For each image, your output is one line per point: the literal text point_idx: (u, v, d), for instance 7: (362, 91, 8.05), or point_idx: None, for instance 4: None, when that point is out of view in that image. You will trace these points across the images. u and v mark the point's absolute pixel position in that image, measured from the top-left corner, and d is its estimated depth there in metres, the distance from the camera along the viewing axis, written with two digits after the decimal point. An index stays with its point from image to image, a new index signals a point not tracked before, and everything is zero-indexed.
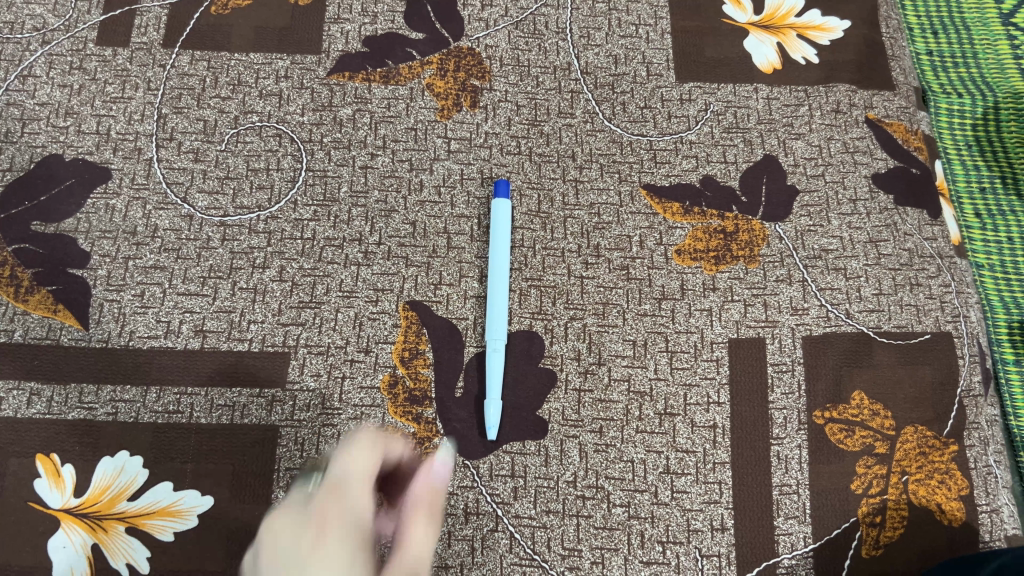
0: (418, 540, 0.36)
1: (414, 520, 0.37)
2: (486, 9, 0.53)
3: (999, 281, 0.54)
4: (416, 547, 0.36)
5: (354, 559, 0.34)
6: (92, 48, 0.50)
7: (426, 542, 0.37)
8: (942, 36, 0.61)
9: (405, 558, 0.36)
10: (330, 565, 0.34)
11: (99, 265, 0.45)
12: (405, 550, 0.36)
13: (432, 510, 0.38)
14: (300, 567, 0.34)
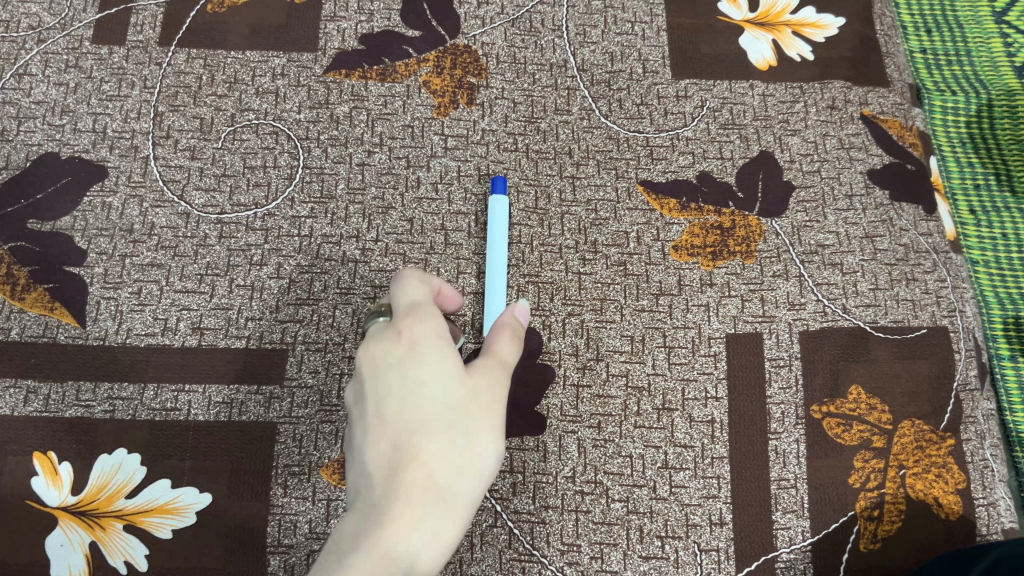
0: (506, 348, 0.37)
1: (500, 333, 0.38)
2: (483, 7, 0.53)
3: (994, 277, 0.55)
4: (508, 353, 0.37)
5: (452, 367, 0.34)
6: (88, 46, 0.50)
7: (513, 349, 0.37)
8: (936, 34, 0.61)
9: (501, 357, 0.37)
10: (431, 395, 0.34)
11: (96, 263, 0.45)
12: (501, 357, 0.37)
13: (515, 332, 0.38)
14: (404, 371, 0.34)
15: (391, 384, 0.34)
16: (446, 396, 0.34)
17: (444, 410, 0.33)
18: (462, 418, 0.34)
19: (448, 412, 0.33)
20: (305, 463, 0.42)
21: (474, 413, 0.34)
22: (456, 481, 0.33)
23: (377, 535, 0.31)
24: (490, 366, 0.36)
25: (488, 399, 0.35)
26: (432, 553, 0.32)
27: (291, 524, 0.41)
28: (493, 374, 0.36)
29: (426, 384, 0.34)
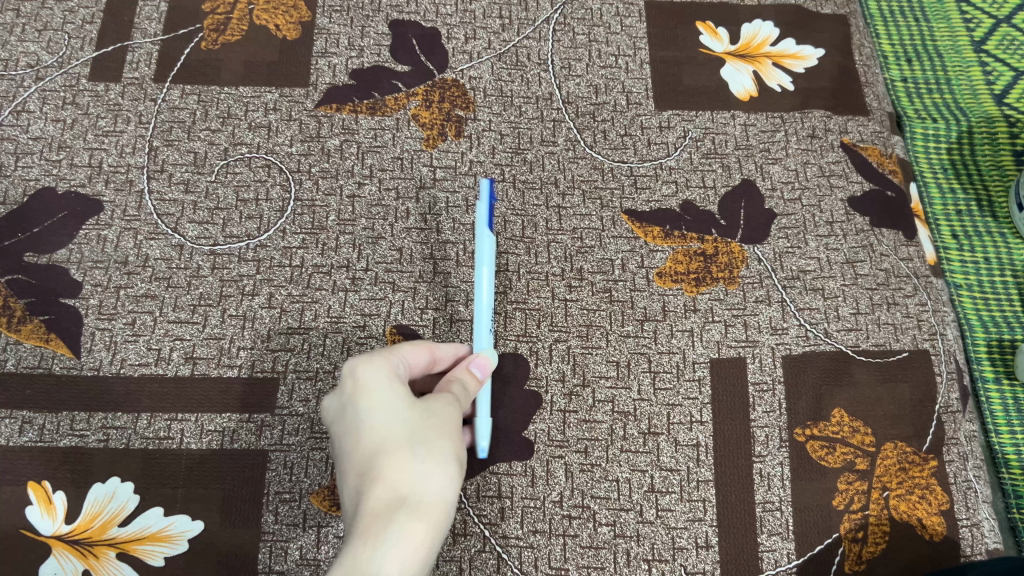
0: (463, 387, 0.40)
1: (457, 376, 0.41)
2: (470, 43, 0.55)
3: (976, 301, 0.55)
4: (464, 389, 0.40)
5: (400, 399, 0.38)
6: (84, 84, 0.52)
7: (470, 389, 0.40)
8: (916, 63, 0.63)
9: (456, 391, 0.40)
10: (384, 421, 0.37)
11: (91, 295, 0.46)
12: (455, 392, 0.40)
13: (471, 380, 0.41)
14: (357, 410, 0.38)
15: (351, 419, 0.38)
16: (397, 420, 0.37)
17: (397, 433, 0.37)
18: (414, 437, 0.37)
19: (400, 434, 0.37)
20: (296, 490, 0.43)
21: (428, 432, 0.37)
22: (417, 489, 0.35)
23: (350, 544, 0.33)
24: (444, 398, 0.39)
25: (440, 423, 0.38)
26: (406, 551, 0.34)
27: (281, 551, 0.41)
28: (445, 404, 0.39)
29: (380, 413, 0.37)
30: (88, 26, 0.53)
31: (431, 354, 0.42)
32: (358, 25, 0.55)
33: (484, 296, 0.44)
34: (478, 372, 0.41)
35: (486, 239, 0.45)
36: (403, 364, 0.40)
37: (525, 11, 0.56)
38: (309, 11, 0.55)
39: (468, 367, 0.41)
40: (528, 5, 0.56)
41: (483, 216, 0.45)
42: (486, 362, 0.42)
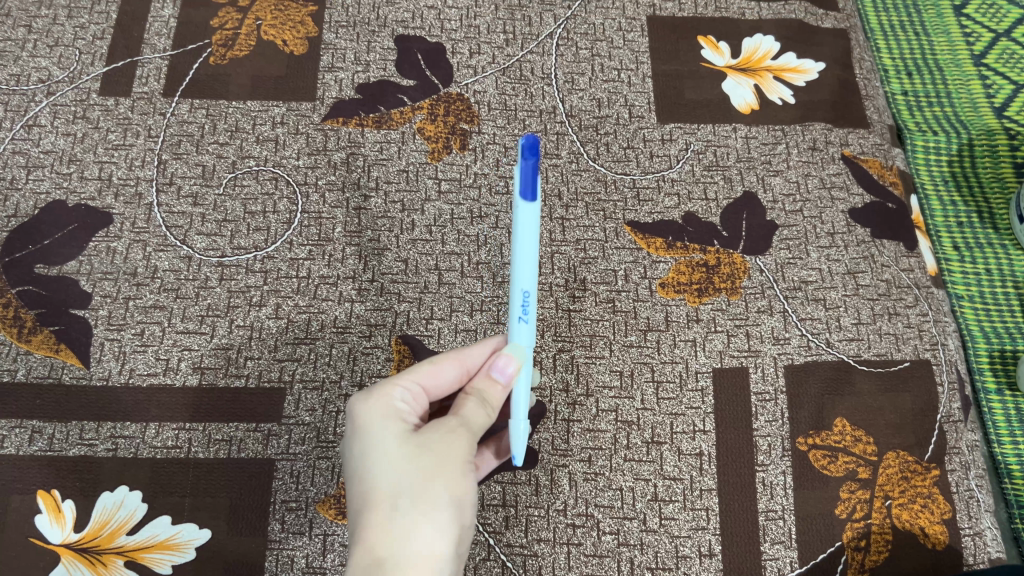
0: (473, 406, 0.37)
1: (471, 392, 0.38)
2: (474, 57, 0.55)
3: (978, 312, 0.56)
4: (473, 409, 0.37)
5: (391, 439, 0.36)
6: (95, 98, 0.52)
7: (482, 407, 0.37)
8: (917, 78, 0.64)
9: (462, 413, 0.37)
10: (371, 467, 0.36)
11: (100, 305, 0.47)
12: (461, 415, 0.37)
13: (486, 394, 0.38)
14: (354, 456, 0.37)
15: (350, 465, 0.37)
16: (383, 467, 0.35)
17: (381, 482, 0.35)
18: (399, 485, 0.35)
19: (386, 483, 0.35)
20: (302, 499, 0.43)
21: (417, 477, 0.35)
22: (399, 548, 0.34)
23: None
24: (444, 426, 0.36)
25: (433, 461, 0.35)
26: None
27: (287, 559, 0.42)
28: (445, 433, 0.36)
29: (370, 461, 0.36)
30: (98, 41, 0.54)
31: (452, 365, 0.39)
32: (365, 40, 0.55)
33: (516, 280, 0.35)
34: (498, 379, 0.38)
35: (526, 213, 0.33)
36: (410, 388, 0.38)
37: (529, 26, 0.57)
38: (315, 27, 0.56)
39: (485, 376, 0.38)
40: (532, 20, 0.57)
41: (524, 185, 0.32)
42: (508, 364, 0.37)
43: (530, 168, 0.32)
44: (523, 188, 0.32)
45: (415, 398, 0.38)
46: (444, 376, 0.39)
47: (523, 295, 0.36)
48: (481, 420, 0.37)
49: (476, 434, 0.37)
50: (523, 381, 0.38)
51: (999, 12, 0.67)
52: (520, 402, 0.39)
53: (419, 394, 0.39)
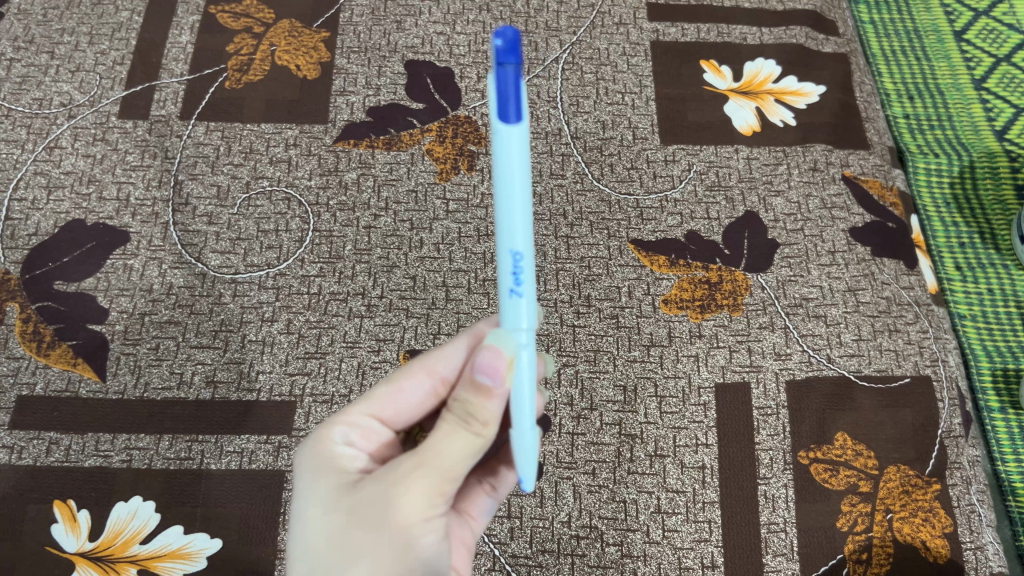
0: (439, 436, 0.32)
1: (444, 416, 0.33)
2: (482, 81, 0.57)
3: (981, 331, 0.56)
4: (432, 443, 0.32)
5: (326, 488, 0.34)
6: (115, 121, 0.54)
7: (448, 438, 0.32)
8: (918, 101, 0.65)
9: (417, 452, 0.32)
10: (302, 517, 0.34)
11: (117, 321, 0.48)
12: (418, 455, 0.32)
13: (465, 413, 0.32)
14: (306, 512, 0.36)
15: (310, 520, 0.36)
16: (311, 518, 0.34)
17: (307, 536, 0.33)
18: (323, 539, 0.33)
19: (312, 538, 0.33)
20: None
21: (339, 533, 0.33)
22: None
23: None
24: (387, 470, 0.33)
25: (361, 514, 0.32)
26: None
27: None
28: (385, 476, 0.33)
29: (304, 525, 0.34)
30: (118, 67, 0.56)
31: (418, 379, 0.37)
32: (375, 65, 0.57)
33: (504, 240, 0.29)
34: (484, 383, 0.31)
35: (514, 141, 0.27)
36: (366, 421, 0.37)
37: (535, 51, 0.58)
38: (328, 52, 0.57)
39: (466, 385, 0.32)
40: (538, 45, 0.59)
41: (504, 103, 0.26)
42: (496, 363, 0.31)
43: (514, 78, 0.26)
44: (501, 102, 0.26)
45: (369, 433, 0.37)
46: (407, 394, 0.37)
47: (515, 259, 0.30)
48: (444, 455, 0.32)
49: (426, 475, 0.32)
50: (524, 375, 0.32)
51: (999, 37, 0.68)
52: (524, 413, 0.33)
53: (375, 428, 0.37)
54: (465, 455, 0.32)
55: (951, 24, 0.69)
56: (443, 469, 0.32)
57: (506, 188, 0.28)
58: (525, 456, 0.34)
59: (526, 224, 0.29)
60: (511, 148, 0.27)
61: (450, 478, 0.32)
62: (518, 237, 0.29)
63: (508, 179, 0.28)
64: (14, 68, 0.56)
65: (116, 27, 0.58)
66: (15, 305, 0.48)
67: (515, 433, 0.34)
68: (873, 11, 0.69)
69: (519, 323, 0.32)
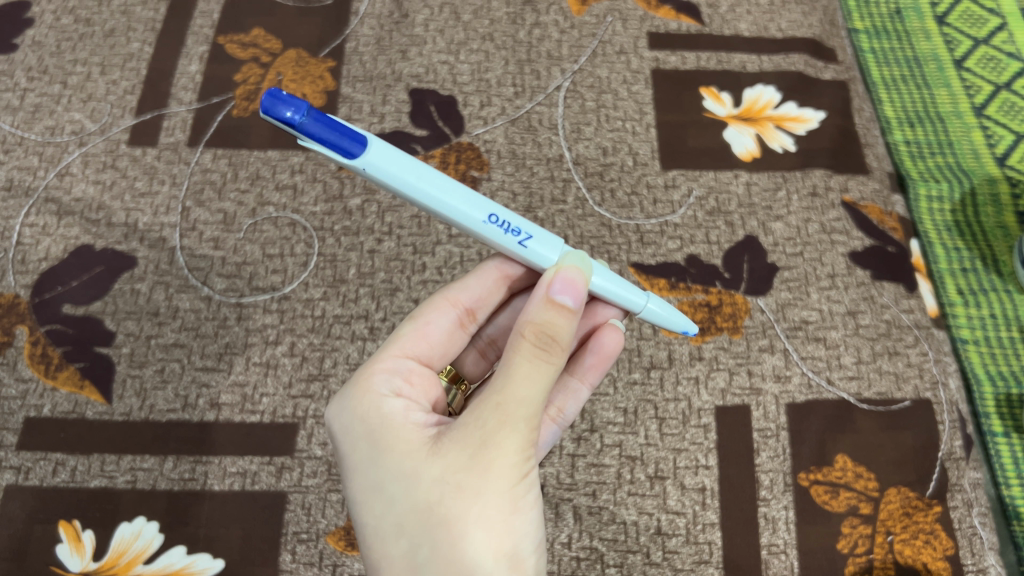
0: (519, 379, 0.32)
1: (513, 353, 0.33)
2: (485, 108, 0.58)
3: (985, 357, 0.52)
4: (512, 389, 0.32)
5: (392, 451, 0.34)
6: (124, 149, 0.55)
7: (526, 378, 0.32)
8: (919, 128, 0.61)
9: (493, 397, 0.32)
10: (379, 489, 0.34)
11: (123, 343, 0.49)
12: (497, 401, 0.32)
13: (540, 342, 0.33)
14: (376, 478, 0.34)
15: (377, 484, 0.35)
16: (390, 490, 0.33)
17: (394, 507, 0.33)
18: (412, 508, 0.33)
19: (405, 504, 0.33)
20: (313, 530, 0.44)
21: (427, 500, 0.32)
22: None
23: None
24: (464, 422, 0.33)
25: (449, 475, 0.32)
26: None
27: None
28: (464, 429, 0.32)
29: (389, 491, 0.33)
30: (128, 96, 0.57)
31: (444, 311, 0.41)
32: (380, 94, 0.58)
33: (469, 217, 0.36)
34: (563, 301, 0.34)
35: (375, 150, 0.34)
36: (405, 361, 0.38)
37: (537, 79, 0.59)
38: (334, 81, 0.59)
39: (544, 305, 0.34)
40: (540, 73, 0.60)
41: (344, 147, 0.33)
42: (572, 282, 0.34)
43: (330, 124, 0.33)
44: (348, 146, 0.33)
45: (411, 374, 0.38)
46: (436, 327, 0.40)
47: (492, 218, 0.36)
48: (525, 395, 0.32)
49: (519, 417, 0.32)
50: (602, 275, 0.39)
51: (1000, 64, 0.63)
52: (633, 292, 0.39)
53: (415, 368, 0.38)
54: (542, 389, 0.32)
55: (951, 52, 0.64)
56: (526, 414, 0.32)
57: (419, 187, 0.35)
58: (669, 318, 0.40)
59: (458, 188, 0.36)
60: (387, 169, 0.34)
61: (533, 418, 0.32)
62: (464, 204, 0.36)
63: (410, 181, 0.35)
64: (27, 97, 0.57)
65: (126, 57, 0.59)
66: (24, 328, 0.49)
67: (643, 310, 0.39)
68: (873, 40, 0.65)
69: (548, 257, 0.37)
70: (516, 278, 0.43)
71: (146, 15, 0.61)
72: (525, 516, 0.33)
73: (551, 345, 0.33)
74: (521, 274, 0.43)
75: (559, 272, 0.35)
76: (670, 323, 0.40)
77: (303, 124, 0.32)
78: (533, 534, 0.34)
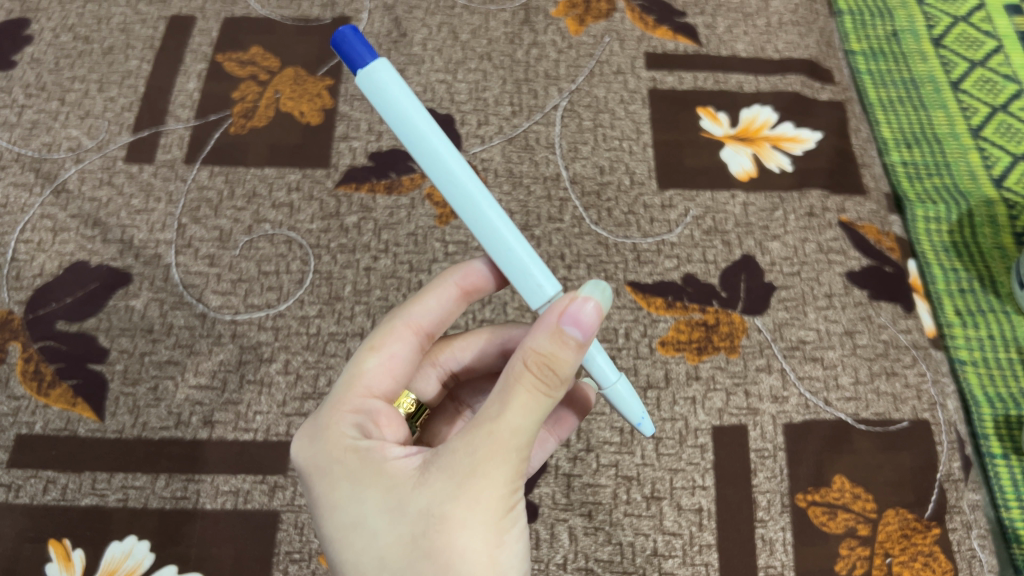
0: (512, 408, 0.31)
1: (510, 378, 0.31)
2: (482, 127, 0.58)
3: (984, 378, 0.51)
4: (505, 417, 0.31)
5: (372, 484, 0.33)
6: (121, 165, 0.55)
7: (522, 409, 0.31)
8: (916, 149, 0.61)
9: (483, 425, 0.31)
10: (358, 522, 0.32)
11: (117, 360, 0.48)
12: (489, 430, 0.31)
13: (542, 375, 0.31)
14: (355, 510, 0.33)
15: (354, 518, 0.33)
16: (372, 523, 0.32)
17: (376, 541, 0.32)
18: (395, 542, 0.31)
19: (388, 538, 0.32)
20: (305, 550, 0.44)
21: (412, 533, 0.31)
22: None
23: None
24: (452, 449, 0.32)
25: (434, 506, 0.31)
26: None
27: None
28: (453, 459, 0.31)
29: (372, 525, 0.32)
30: (125, 113, 0.57)
31: (406, 339, 0.39)
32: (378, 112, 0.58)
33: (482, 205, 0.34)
34: (572, 334, 0.31)
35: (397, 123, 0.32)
36: (372, 401, 0.37)
37: (535, 99, 0.59)
38: (331, 99, 0.58)
39: (550, 335, 0.31)
40: (538, 93, 0.60)
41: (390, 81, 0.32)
42: (581, 311, 0.31)
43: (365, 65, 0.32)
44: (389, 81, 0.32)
45: (378, 416, 0.36)
46: (401, 358, 0.39)
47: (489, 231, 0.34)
48: (518, 425, 0.31)
49: (510, 448, 0.31)
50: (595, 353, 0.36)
51: (997, 86, 0.63)
52: (607, 369, 0.36)
53: (384, 409, 0.37)
54: (535, 421, 0.31)
55: (948, 74, 0.64)
56: (518, 444, 0.31)
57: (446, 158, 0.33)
58: (629, 405, 0.37)
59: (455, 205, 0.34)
60: (438, 151, 0.32)
61: (523, 449, 0.31)
62: (496, 217, 0.33)
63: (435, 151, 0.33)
64: (25, 114, 0.57)
65: (124, 75, 0.59)
66: (17, 344, 0.48)
67: (608, 387, 0.36)
68: (870, 61, 0.65)
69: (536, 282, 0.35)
70: (478, 291, 0.41)
71: (145, 33, 0.61)
72: (510, 550, 0.32)
73: (553, 379, 0.31)
74: (484, 284, 0.41)
75: (567, 298, 0.32)
76: (627, 410, 0.37)
77: (363, 75, 0.31)
78: (517, 566, 0.33)
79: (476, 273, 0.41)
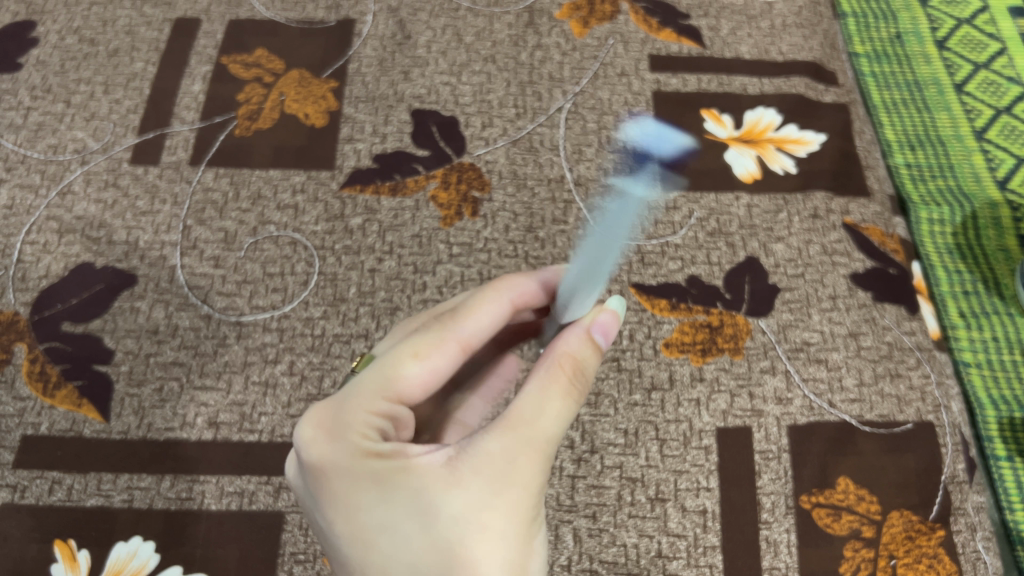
0: (547, 412, 0.33)
1: (547, 381, 0.33)
2: (487, 129, 0.58)
3: (988, 380, 0.52)
4: (542, 422, 0.33)
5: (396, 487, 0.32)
6: (126, 167, 0.55)
7: (558, 414, 0.33)
8: (920, 150, 0.61)
9: (522, 429, 0.32)
10: (384, 527, 0.32)
11: (122, 361, 0.48)
12: (530, 433, 0.32)
13: (576, 379, 0.34)
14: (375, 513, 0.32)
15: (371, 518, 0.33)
16: (399, 528, 0.32)
17: (405, 545, 0.32)
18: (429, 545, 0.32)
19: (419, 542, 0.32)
20: (310, 551, 0.44)
21: (450, 536, 0.31)
22: None
23: None
24: (487, 451, 0.32)
25: (476, 507, 0.32)
26: None
27: None
28: (490, 460, 0.32)
29: (398, 529, 0.32)
30: (131, 115, 0.57)
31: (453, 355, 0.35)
32: (383, 114, 0.58)
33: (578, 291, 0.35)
34: (599, 341, 0.36)
35: None
36: (394, 407, 0.34)
37: (539, 101, 0.60)
38: (336, 101, 0.59)
39: (582, 340, 0.35)
40: (542, 95, 0.60)
41: None
42: (609, 325, 0.36)
43: None
44: None
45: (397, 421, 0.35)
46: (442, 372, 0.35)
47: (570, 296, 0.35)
48: (552, 430, 0.33)
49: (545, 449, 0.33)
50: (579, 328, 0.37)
51: (1000, 88, 0.64)
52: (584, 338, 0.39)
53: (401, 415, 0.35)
54: (564, 425, 0.34)
55: (951, 76, 0.65)
56: (550, 448, 0.33)
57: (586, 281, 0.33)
58: None
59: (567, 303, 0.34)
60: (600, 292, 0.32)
61: (552, 453, 0.33)
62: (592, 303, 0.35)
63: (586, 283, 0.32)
64: (30, 116, 0.57)
65: (130, 77, 0.59)
66: (23, 345, 0.49)
67: None
68: (873, 63, 0.65)
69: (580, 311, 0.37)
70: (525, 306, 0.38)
71: (150, 35, 0.61)
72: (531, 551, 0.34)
73: (582, 382, 0.34)
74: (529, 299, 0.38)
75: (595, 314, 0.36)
76: None
77: None
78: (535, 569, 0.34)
79: (528, 290, 0.38)
